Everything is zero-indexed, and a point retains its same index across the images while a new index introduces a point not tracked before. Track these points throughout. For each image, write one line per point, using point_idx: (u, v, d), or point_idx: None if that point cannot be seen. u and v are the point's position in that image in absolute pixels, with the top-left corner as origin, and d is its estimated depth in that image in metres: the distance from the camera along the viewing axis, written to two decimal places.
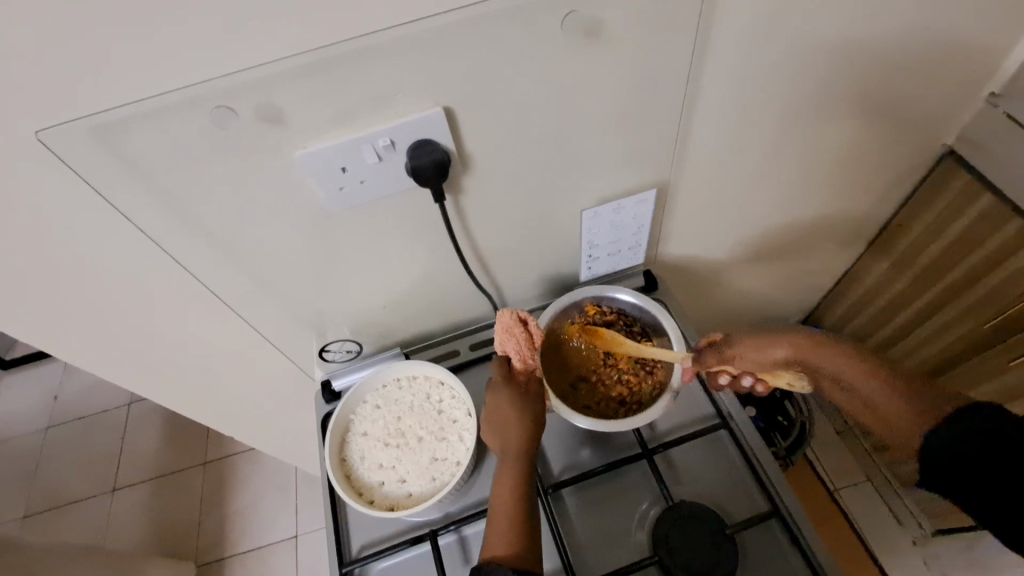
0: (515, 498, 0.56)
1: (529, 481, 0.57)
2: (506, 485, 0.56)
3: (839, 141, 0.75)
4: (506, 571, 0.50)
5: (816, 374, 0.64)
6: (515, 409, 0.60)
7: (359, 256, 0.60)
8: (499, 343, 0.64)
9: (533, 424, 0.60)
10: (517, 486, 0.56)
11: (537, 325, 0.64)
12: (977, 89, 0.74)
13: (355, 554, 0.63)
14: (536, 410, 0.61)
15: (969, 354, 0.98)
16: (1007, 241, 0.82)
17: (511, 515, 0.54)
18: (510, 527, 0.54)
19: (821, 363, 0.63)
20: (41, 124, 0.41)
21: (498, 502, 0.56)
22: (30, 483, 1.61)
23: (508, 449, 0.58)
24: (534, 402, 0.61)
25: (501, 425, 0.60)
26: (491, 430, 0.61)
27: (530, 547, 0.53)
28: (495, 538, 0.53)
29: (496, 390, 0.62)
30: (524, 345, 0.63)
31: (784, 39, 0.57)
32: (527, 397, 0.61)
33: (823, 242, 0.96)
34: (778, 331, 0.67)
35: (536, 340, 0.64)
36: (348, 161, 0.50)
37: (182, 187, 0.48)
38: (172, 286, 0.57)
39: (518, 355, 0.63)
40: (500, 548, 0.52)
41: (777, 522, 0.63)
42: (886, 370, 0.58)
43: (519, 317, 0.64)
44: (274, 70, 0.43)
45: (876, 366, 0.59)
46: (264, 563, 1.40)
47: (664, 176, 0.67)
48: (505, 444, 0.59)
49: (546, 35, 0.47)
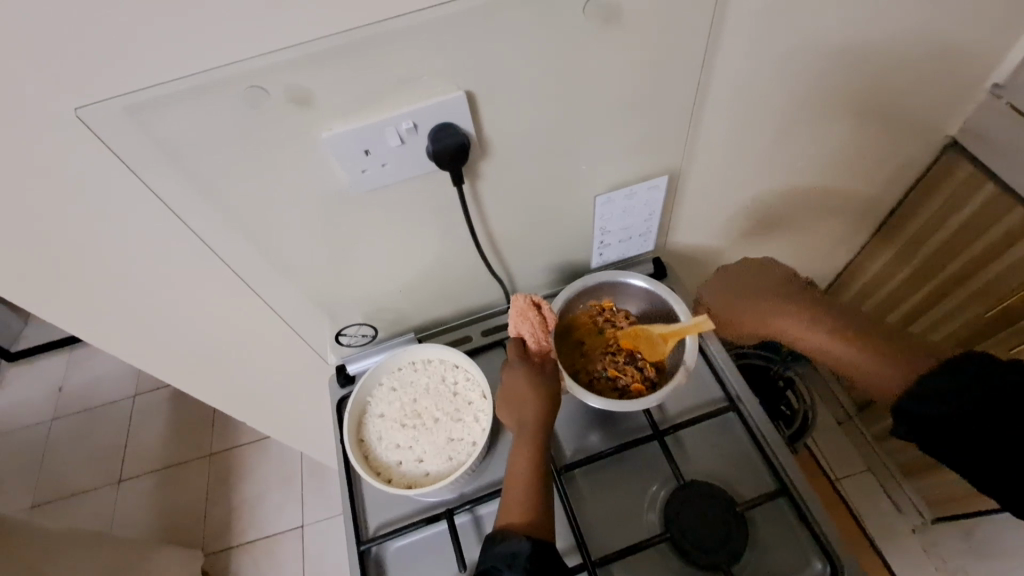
0: (530, 471, 0.57)
1: (545, 455, 0.59)
2: (522, 459, 0.58)
3: (848, 130, 0.76)
4: (522, 539, 0.51)
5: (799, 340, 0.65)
6: (531, 386, 0.61)
7: (378, 239, 0.61)
8: (513, 325, 0.65)
9: (549, 401, 0.61)
10: (533, 461, 0.57)
11: (551, 309, 0.66)
12: (980, 80, 0.76)
13: (371, 533, 0.65)
14: (552, 389, 0.62)
15: (974, 341, 0.97)
16: (1006, 233, 0.83)
17: (526, 486, 0.56)
18: (525, 498, 0.55)
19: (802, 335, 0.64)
20: (79, 101, 0.42)
21: (514, 475, 0.57)
22: (36, 473, 1.61)
23: (524, 425, 0.60)
24: (549, 381, 0.63)
25: (518, 402, 0.61)
26: (507, 406, 0.62)
27: (545, 519, 0.54)
28: (510, 508, 0.55)
29: (513, 369, 0.64)
30: (539, 328, 0.64)
31: (797, 27, 0.58)
32: (543, 376, 0.63)
33: (828, 231, 0.98)
34: (767, 297, 0.67)
35: (550, 323, 0.66)
36: (372, 144, 0.51)
37: (212, 166, 0.49)
38: (196, 267, 0.58)
39: (533, 338, 0.65)
40: (516, 517, 0.54)
41: (786, 501, 0.64)
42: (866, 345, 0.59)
43: (534, 301, 0.65)
44: (306, 51, 0.44)
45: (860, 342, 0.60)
46: (271, 552, 1.41)
47: (676, 162, 0.68)
48: (522, 420, 0.60)
49: (566, 21, 0.48)
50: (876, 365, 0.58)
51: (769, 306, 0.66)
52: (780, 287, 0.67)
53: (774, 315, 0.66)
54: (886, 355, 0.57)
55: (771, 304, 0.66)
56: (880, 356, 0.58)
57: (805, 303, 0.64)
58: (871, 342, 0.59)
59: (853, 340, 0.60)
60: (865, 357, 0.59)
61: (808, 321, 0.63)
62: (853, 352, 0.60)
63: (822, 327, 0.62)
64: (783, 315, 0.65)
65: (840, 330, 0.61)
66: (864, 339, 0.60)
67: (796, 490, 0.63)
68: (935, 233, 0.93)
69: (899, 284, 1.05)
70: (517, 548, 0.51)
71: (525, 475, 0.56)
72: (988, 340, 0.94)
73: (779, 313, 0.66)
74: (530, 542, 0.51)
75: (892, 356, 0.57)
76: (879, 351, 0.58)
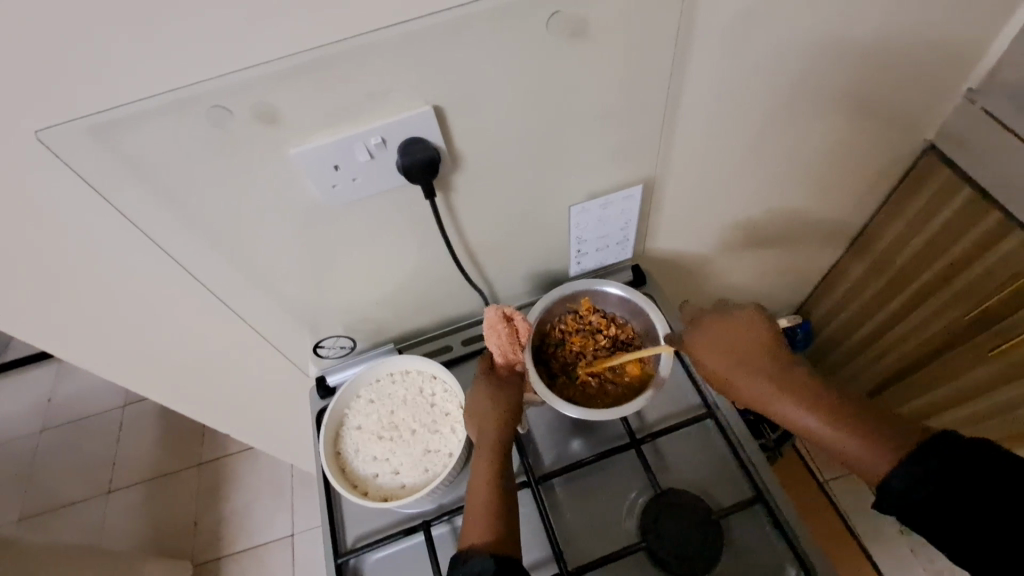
0: (491, 489, 0.57)
1: (505, 471, 0.59)
2: (483, 476, 0.58)
3: (824, 137, 0.77)
4: (486, 558, 0.51)
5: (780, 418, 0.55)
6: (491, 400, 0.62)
7: (354, 252, 0.62)
8: (484, 336, 0.64)
9: (508, 415, 0.61)
10: (493, 478, 0.57)
11: (524, 321, 0.64)
12: (956, 85, 0.77)
13: (350, 545, 0.65)
14: (511, 402, 0.62)
15: (953, 343, 0.98)
16: (983, 237, 0.84)
17: (488, 505, 0.56)
18: (488, 516, 0.55)
19: (784, 411, 0.55)
20: (41, 124, 0.42)
21: (475, 494, 0.57)
22: (25, 485, 1.61)
23: (485, 441, 0.60)
24: (510, 396, 0.63)
25: (478, 417, 0.61)
26: (469, 423, 0.62)
27: (508, 533, 0.54)
28: (475, 527, 0.54)
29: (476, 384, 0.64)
30: (506, 341, 0.63)
31: (765, 36, 0.59)
32: (503, 390, 0.63)
33: (809, 236, 0.98)
34: (748, 363, 0.58)
35: (522, 334, 0.64)
36: (341, 159, 0.51)
37: (181, 185, 0.49)
38: (168, 283, 0.57)
39: (501, 351, 0.64)
40: (482, 536, 0.53)
41: (763, 510, 0.64)
42: (853, 428, 0.50)
43: (506, 313, 0.64)
44: (270, 69, 0.44)
45: (845, 424, 0.51)
46: (262, 560, 1.41)
47: (650, 171, 0.69)
48: (482, 436, 0.60)
49: (532, 35, 0.48)
50: (857, 450, 0.50)
51: (751, 377, 0.57)
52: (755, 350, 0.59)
53: (757, 387, 0.57)
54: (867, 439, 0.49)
55: (755, 373, 0.57)
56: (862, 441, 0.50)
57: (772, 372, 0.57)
58: (850, 424, 0.51)
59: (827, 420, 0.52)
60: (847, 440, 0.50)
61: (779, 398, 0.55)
62: (830, 436, 0.52)
63: (801, 406, 0.53)
64: (768, 388, 0.56)
65: (811, 408, 0.53)
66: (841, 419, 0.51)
67: (772, 498, 0.63)
68: (915, 235, 0.94)
69: (879, 289, 1.06)
70: (480, 567, 0.50)
71: (486, 492, 0.56)
72: (966, 343, 0.95)
73: (760, 384, 0.56)
74: (494, 559, 0.51)
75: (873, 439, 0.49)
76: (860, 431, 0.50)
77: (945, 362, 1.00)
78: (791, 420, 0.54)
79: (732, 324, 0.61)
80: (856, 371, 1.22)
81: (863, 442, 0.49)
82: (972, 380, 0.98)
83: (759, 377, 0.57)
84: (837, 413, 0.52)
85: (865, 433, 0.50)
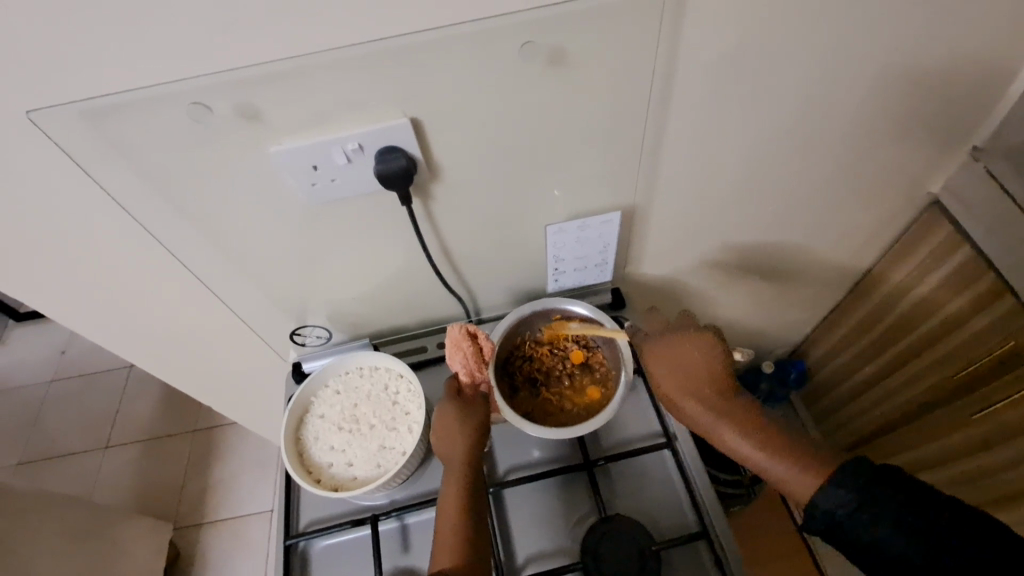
0: (458, 510, 0.58)
1: (473, 491, 0.60)
2: (453, 494, 0.59)
3: (818, 182, 0.76)
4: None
5: (718, 439, 0.57)
6: (459, 421, 0.63)
7: (333, 248, 0.64)
8: (447, 355, 0.66)
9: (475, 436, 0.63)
10: (461, 499, 0.59)
11: (487, 339, 0.67)
12: (959, 143, 0.76)
13: (301, 529, 0.67)
14: (478, 421, 0.64)
15: (941, 405, 0.95)
16: (978, 296, 0.83)
17: (457, 526, 0.57)
18: (457, 536, 0.56)
19: (721, 432, 0.57)
20: (31, 105, 0.46)
21: (444, 516, 0.58)
22: (29, 431, 1.68)
23: (454, 462, 0.62)
24: (477, 414, 0.64)
25: (447, 438, 0.63)
26: (435, 440, 0.64)
27: (477, 553, 0.55)
28: (445, 544, 0.55)
29: (441, 403, 0.65)
30: (472, 358, 0.66)
31: (750, 77, 0.59)
32: (471, 410, 0.65)
33: (804, 278, 0.97)
34: (693, 385, 0.60)
35: (486, 352, 0.67)
36: (319, 160, 0.53)
37: (165, 171, 0.52)
38: (152, 260, 0.61)
39: (465, 369, 0.66)
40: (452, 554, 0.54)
41: (706, 546, 0.64)
42: (783, 453, 0.53)
43: (469, 330, 0.66)
44: (250, 72, 0.46)
45: (776, 451, 0.53)
46: (240, 532, 1.46)
47: (633, 198, 0.69)
48: (451, 457, 0.62)
49: (509, 60, 0.50)
50: (787, 476, 0.52)
51: (695, 399, 0.59)
52: (702, 372, 0.60)
53: (700, 410, 0.58)
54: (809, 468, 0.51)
55: (699, 396, 0.59)
56: (803, 472, 0.51)
57: (721, 401, 0.58)
58: (782, 451, 0.53)
59: (771, 452, 0.53)
60: (795, 471, 0.51)
61: (726, 428, 0.56)
62: (774, 467, 0.53)
63: (739, 431, 0.55)
64: (710, 412, 0.58)
65: (756, 439, 0.55)
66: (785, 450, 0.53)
67: (715, 535, 0.64)
68: (913, 287, 0.92)
69: (873, 338, 1.04)
70: None
71: (454, 513, 0.58)
72: (954, 402, 0.93)
73: (703, 407, 0.58)
74: None
75: (821, 472, 0.50)
76: (806, 461, 0.51)
77: (928, 422, 0.98)
78: (728, 443, 0.56)
79: (689, 349, 0.62)
80: (845, 419, 1.18)
81: (792, 468, 0.52)
82: (946, 445, 0.95)
83: (701, 400, 0.59)
84: (770, 440, 0.54)
85: (794, 459, 0.52)
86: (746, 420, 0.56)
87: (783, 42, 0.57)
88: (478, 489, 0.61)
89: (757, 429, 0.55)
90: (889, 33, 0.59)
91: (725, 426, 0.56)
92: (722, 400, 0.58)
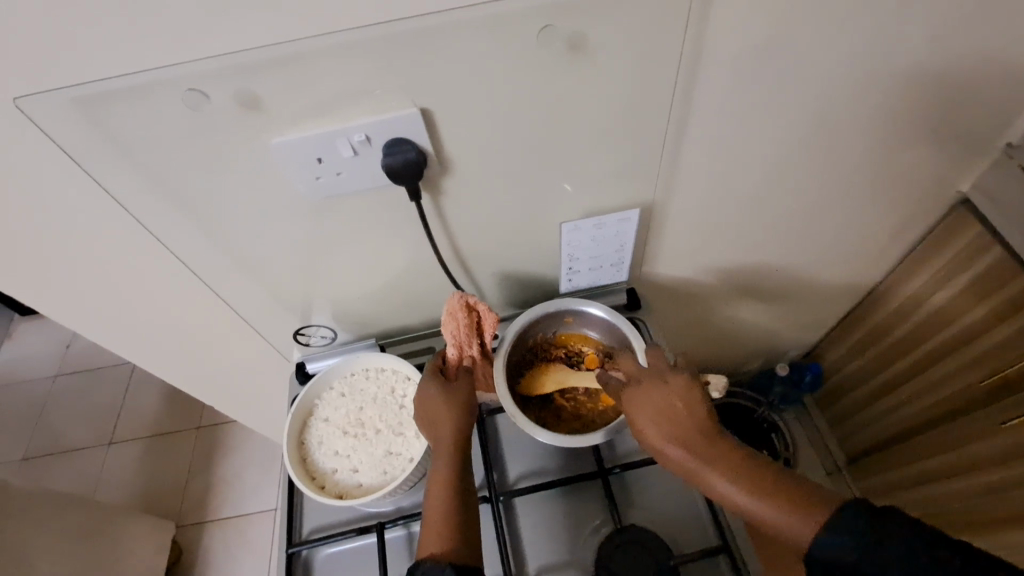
0: (446, 501, 0.55)
1: (462, 478, 0.57)
2: (441, 482, 0.56)
3: (846, 178, 0.72)
4: (444, 566, 0.49)
5: (702, 485, 0.52)
6: (447, 406, 0.60)
7: (338, 245, 0.62)
8: (441, 323, 0.62)
9: (463, 422, 0.60)
10: (451, 486, 0.56)
11: (487, 310, 0.62)
12: (992, 141, 0.71)
13: (304, 536, 0.65)
14: (465, 406, 0.61)
15: (968, 409, 0.92)
16: (1012, 300, 0.80)
17: (446, 516, 0.54)
18: (446, 525, 0.53)
19: (704, 481, 0.51)
20: (20, 92, 0.43)
21: (432, 506, 0.55)
22: (33, 426, 1.67)
23: (440, 448, 0.58)
24: (462, 395, 0.62)
25: (432, 422, 0.60)
26: (421, 426, 0.61)
27: (468, 544, 0.53)
28: (432, 537, 0.52)
29: (425, 382, 0.62)
30: (463, 328, 0.62)
31: (780, 67, 0.56)
32: (457, 394, 0.62)
33: (823, 281, 0.94)
34: (667, 426, 0.54)
35: (484, 323, 0.63)
36: (324, 152, 0.51)
37: (163, 162, 0.49)
38: (150, 256, 0.58)
39: (454, 340, 0.63)
40: (437, 548, 0.51)
41: (727, 559, 0.61)
42: (775, 496, 0.48)
43: (468, 302, 0.62)
44: (250, 58, 0.44)
45: (764, 496, 0.48)
46: (242, 531, 1.44)
47: (650, 195, 0.66)
48: (437, 442, 0.59)
49: (527, 46, 0.47)
50: (782, 524, 0.47)
51: (671, 445, 0.53)
52: (677, 412, 0.55)
53: (677, 459, 0.53)
54: (812, 514, 0.46)
55: (675, 443, 0.53)
56: (802, 518, 0.46)
57: (705, 445, 0.52)
58: (772, 495, 0.48)
59: (773, 503, 0.48)
60: (787, 519, 0.47)
61: (717, 479, 0.51)
62: (770, 516, 0.48)
63: (722, 478, 0.50)
64: (688, 461, 0.52)
65: (752, 489, 0.49)
66: (789, 502, 0.47)
67: (737, 549, 0.61)
68: (938, 290, 0.89)
69: (894, 342, 1.00)
70: None
71: (442, 504, 0.55)
72: (982, 410, 0.89)
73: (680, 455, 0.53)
74: (455, 568, 0.49)
75: (817, 517, 0.46)
76: (797, 505, 0.47)
77: (953, 429, 0.94)
78: (714, 491, 0.51)
79: (660, 390, 0.57)
80: (862, 424, 1.15)
81: (783, 516, 0.47)
82: (971, 453, 0.91)
83: (678, 446, 0.53)
84: (755, 484, 0.49)
85: (785, 504, 0.47)
86: (741, 468, 0.50)
87: (819, 28, 0.53)
88: (467, 477, 0.58)
89: (753, 476, 0.50)
90: (930, 23, 0.55)
91: (716, 477, 0.51)
92: (709, 448, 0.52)
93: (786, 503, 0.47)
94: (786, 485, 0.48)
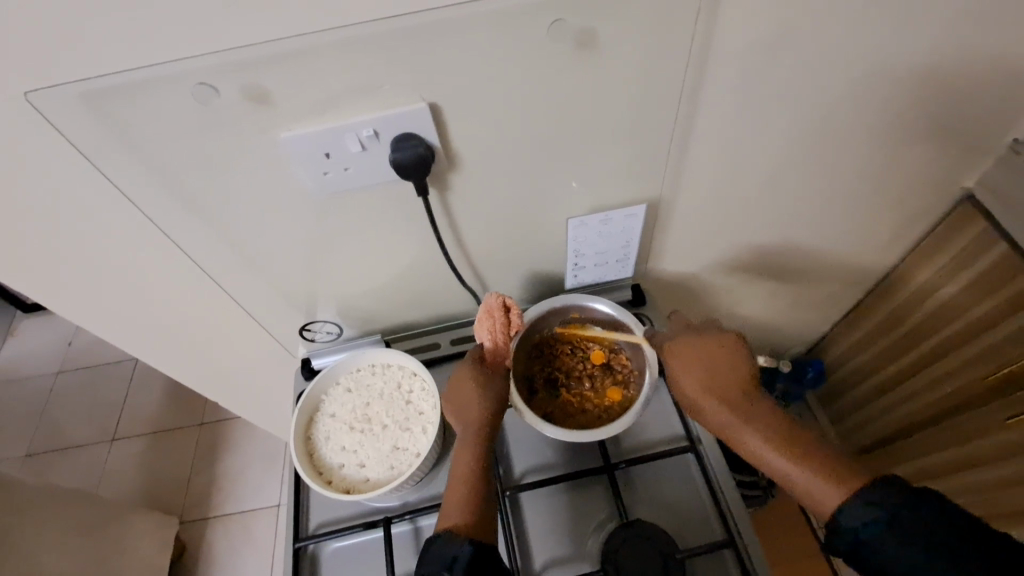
0: (467, 479, 0.55)
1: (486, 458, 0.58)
2: (465, 459, 0.57)
3: (853, 174, 0.72)
4: (463, 540, 0.49)
5: (735, 441, 0.55)
6: (478, 387, 0.61)
7: (344, 241, 0.61)
8: (476, 323, 0.63)
9: (494, 403, 0.61)
10: (473, 464, 0.57)
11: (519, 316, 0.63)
12: (997, 136, 0.71)
13: (310, 531, 0.65)
14: (499, 390, 0.62)
15: (970, 406, 0.92)
16: (1016, 297, 0.79)
17: (467, 492, 0.54)
18: (466, 500, 0.53)
19: (737, 435, 0.54)
20: (29, 86, 0.43)
21: (454, 483, 0.55)
22: (36, 423, 1.68)
23: (469, 426, 0.59)
24: (497, 387, 0.62)
25: (464, 402, 0.61)
26: (453, 405, 0.62)
27: (487, 522, 0.53)
28: (450, 512, 0.53)
29: (464, 364, 0.63)
30: (500, 330, 0.62)
31: (788, 63, 0.55)
32: (492, 378, 0.62)
33: (827, 278, 0.93)
34: (711, 383, 0.58)
35: (514, 328, 0.64)
36: (332, 148, 0.51)
37: (170, 157, 0.49)
38: (157, 252, 0.58)
39: (491, 339, 0.63)
40: (457, 519, 0.52)
41: (732, 554, 0.62)
42: (806, 457, 0.50)
43: (505, 303, 0.63)
44: (258, 53, 0.44)
45: (794, 455, 0.50)
46: (246, 527, 1.45)
47: (656, 191, 0.66)
48: (466, 421, 0.60)
49: (535, 40, 0.47)
50: (807, 483, 0.49)
51: (711, 398, 0.57)
52: (722, 372, 0.58)
53: (714, 410, 0.56)
54: (840, 480, 0.48)
55: (715, 397, 0.57)
56: (829, 481, 0.48)
57: (744, 404, 0.55)
58: (804, 456, 0.50)
59: (802, 462, 0.50)
60: (814, 480, 0.49)
61: (753, 434, 0.53)
62: (798, 476, 0.49)
63: (755, 433, 0.53)
64: (724, 414, 0.55)
65: (781, 446, 0.51)
66: (819, 464, 0.49)
67: (742, 544, 0.61)
68: (942, 286, 0.89)
69: (897, 339, 1.00)
70: (457, 552, 0.49)
71: (464, 481, 0.55)
72: (985, 407, 0.89)
73: (718, 408, 0.56)
74: (472, 544, 0.49)
75: (844, 482, 0.47)
76: (827, 469, 0.48)
77: (957, 426, 0.94)
78: (744, 444, 0.54)
79: (710, 349, 0.60)
80: (865, 420, 1.15)
81: (810, 475, 0.49)
82: (973, 450, 0.91)
83: (717, 401, 0.56)
84: (788, 444, 0.51)
85: (815, 466, 0.49)
86: (775, 429, 0.53)
87: (827, 23, 0.53)
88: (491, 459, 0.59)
89: (785, 436, 0.52)
90: (939, 18, 0.55)
91: (751, 432, 0.53)
92: (748, 406, 0.55)
93: (817, 465, 0.49)
94: (818, 451, 0.50)
